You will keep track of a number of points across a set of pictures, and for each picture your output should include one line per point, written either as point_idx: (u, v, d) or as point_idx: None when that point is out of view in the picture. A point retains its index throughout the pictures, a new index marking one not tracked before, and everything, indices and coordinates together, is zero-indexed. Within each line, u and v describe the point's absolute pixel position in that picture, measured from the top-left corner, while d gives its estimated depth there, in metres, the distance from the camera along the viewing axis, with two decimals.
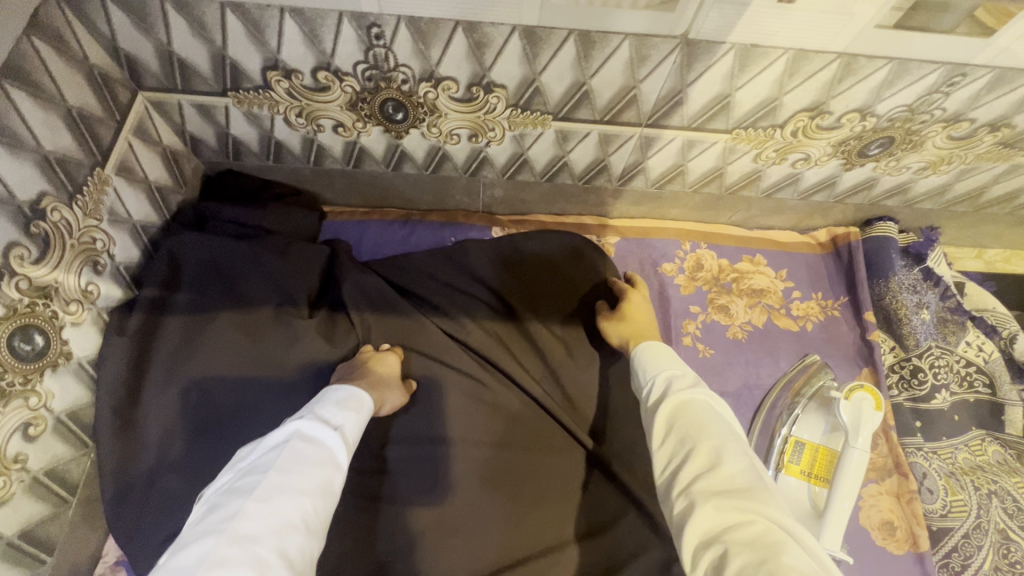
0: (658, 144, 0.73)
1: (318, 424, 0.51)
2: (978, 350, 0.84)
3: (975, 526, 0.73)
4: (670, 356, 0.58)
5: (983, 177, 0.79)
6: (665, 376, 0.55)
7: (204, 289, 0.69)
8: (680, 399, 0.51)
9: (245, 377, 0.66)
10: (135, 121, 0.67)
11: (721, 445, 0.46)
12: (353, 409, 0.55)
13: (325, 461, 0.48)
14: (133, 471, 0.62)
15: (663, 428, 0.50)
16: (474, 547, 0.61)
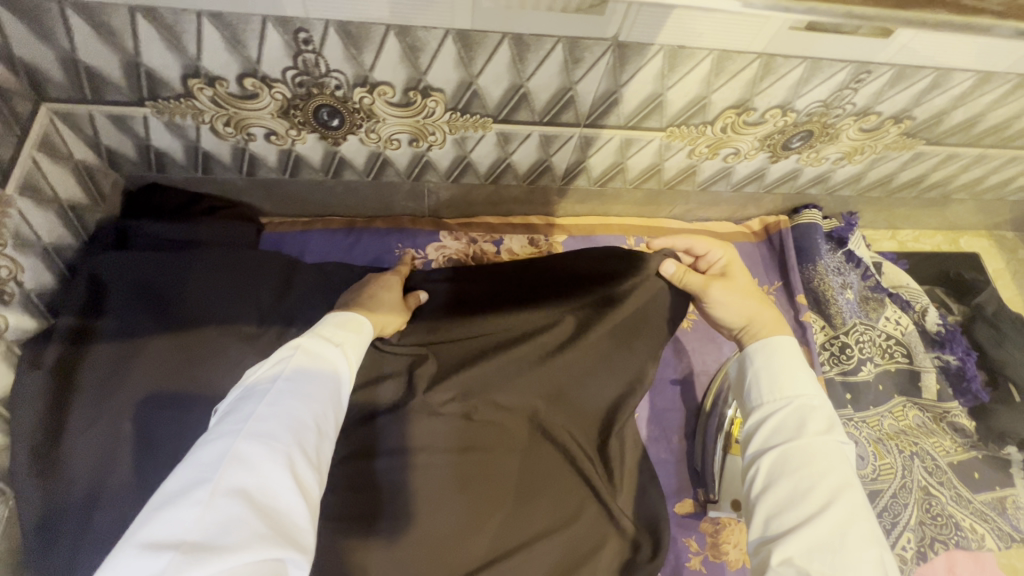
0: (597, 143, 0.75)
1: (325, 340, 0.53)
2: (897, 323, 0.91)
3: (901, 485, 0.80)
4: (801, 381, 0.56)
5: (892, 165, 0.86)
6: (796, 406, 0.55)
7: (130, 312, 0.65)
8: (811, 444, 0.51)
9: (185, 402, 0.62)
10: (39, 135, 0.61)
11: (852, 520, 0.47)
12: (356, 329, 0.58)
13: (334, 374, 0.51)
14: (58, 515, 0.57)
15: (780, 472, 0.51)
16: (449, 555, 0.60)
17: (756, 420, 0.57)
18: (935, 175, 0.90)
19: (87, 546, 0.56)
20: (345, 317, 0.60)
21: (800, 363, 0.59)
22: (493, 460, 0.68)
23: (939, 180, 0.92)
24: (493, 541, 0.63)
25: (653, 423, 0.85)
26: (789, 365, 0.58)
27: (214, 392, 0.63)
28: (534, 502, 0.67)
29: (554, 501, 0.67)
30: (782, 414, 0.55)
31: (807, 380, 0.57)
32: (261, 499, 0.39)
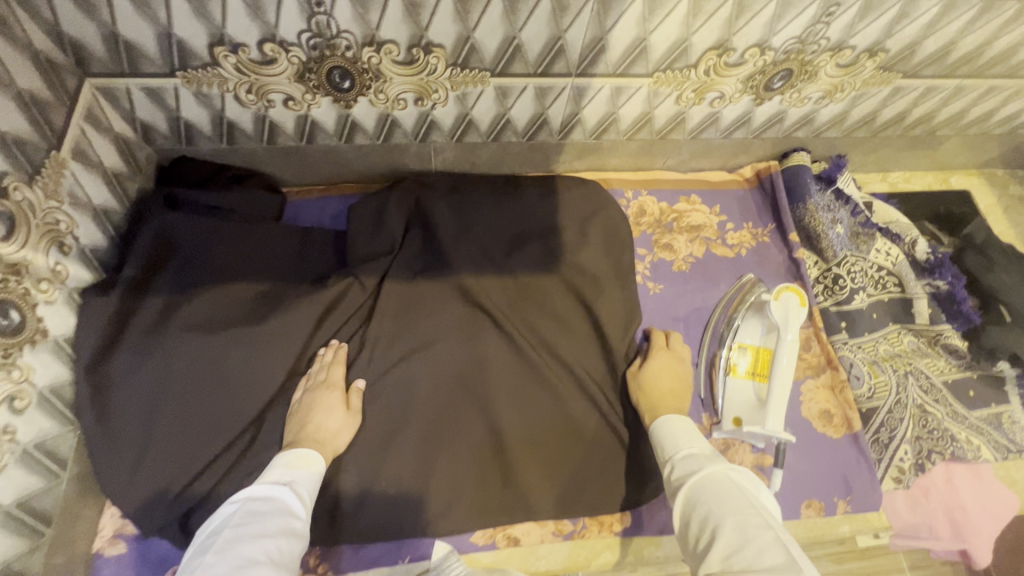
0: (589, 93, 0.80)
1: (275, 485, 0.62)
2: (887, 254, 0.95)
3: (896, 401, 0.85)
4: (684, 433, 0.67)
5: (875, 101, 0.90)
6: (683, 459, 0.64)
7: (184, 271, 0.75)
8: (702, 478, 0.59)
9: (231, 342, 0.72)
10: (84, 107, 0.68)
11: (744, 520, 0.52)
12: (302, 465, 0.65)
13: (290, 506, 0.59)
14: (125, 440, 0.67)
15: (685, 515, 0.57)
16: (471, 471, 0.77)
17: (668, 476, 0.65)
18: (917, 110, 0.94)
19: (160, 461, 0.68)
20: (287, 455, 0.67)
21: (688, 425, 0.69)
22: (501, 404, 0.79)
23: (922, 116, 0.96)
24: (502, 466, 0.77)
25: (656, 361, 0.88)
26: (680, 423, 0.69)
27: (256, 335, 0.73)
28: (539, 434, 0.79)
29: (554, 429, 0.80)
30: (681, 466, 0.63)
31: (697, 434, 0.67)
32: None
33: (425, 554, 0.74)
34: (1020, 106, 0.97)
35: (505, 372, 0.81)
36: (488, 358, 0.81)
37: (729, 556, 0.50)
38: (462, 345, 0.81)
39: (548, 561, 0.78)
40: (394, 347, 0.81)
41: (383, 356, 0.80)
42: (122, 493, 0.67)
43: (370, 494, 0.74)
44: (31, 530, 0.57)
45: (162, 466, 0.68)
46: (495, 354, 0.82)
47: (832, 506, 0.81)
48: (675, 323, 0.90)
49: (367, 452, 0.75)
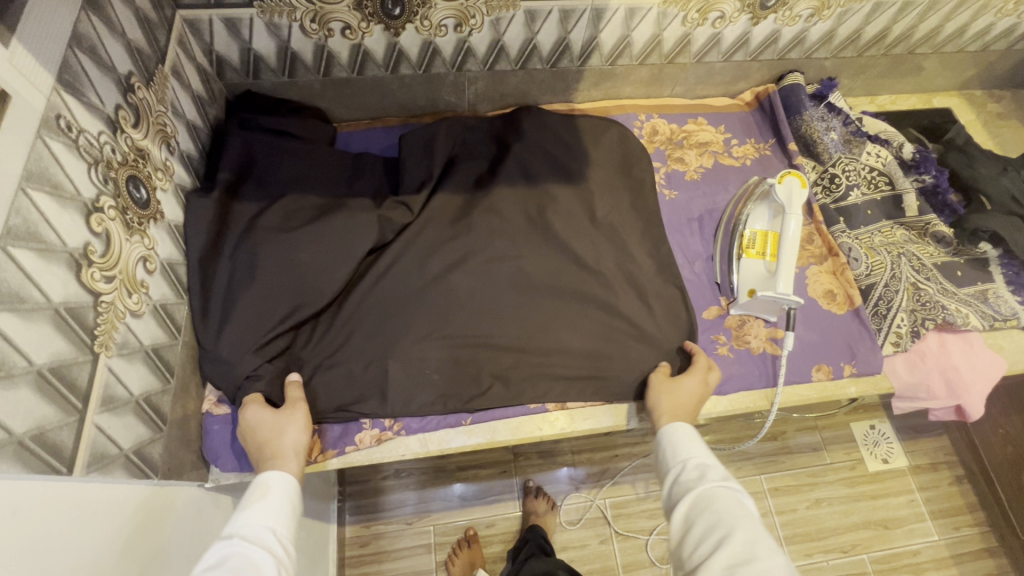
0: (607, 15, 0.91)
1: (241, 530, 0.57)
2: (878, 156, 1.05)
3: (891, 276, 0.96)
4: (697, 443, 0.70)
5: (858, 18, 1.01)
6: (692, 466, 0.67)
7: (265, 181, 0.85)
8: (705, 493, 0.62)
9: (299, 235, 0.79)
10: (178, 34, 0.79)
11: (755, 539, 0.57)
12: (269, 496, 0.62)
13: (256, 547, 0.55)
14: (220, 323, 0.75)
15: (690, 518, 0.61)
16: (522, 351, 0.84)
17: (670, 476, 0.68)
18: (897, 27, 1.05)
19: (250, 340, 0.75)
20: (253, 489, 0.63)
21: (697, 437, 0.71)
22: (539, 299, 0.87)
23: (901, 33, 1.07)
24: (544, 348, 0.85)
25: (678, 255, 0.98)
26: (680, 434, 0.71)
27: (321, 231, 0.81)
28: (579, 321, 0.86)
29: (592, 309, 0.88)
30: (688, 473, 0.66)
31: (696, 443, 0.70)
32: None
33: (484, 418, 0.84)
34: (989, 21, 1.08)
35: (542, 266, 0.88)
36: (525, 257, 0.88)
37: (734, 567, 0.54)
38: (504, 245, 0.88)
39: (592, 422, 0.86)
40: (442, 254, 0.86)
41: (430, 259, 0.86)
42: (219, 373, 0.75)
43: (421, 374, 0.80)
44: (161, 376, 0.68)
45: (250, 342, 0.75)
46: (532, 253, 0.89)
47: (839, 369, 0.91)
48: (691, 223, 1.01)
49: (412, 342, 0.81)
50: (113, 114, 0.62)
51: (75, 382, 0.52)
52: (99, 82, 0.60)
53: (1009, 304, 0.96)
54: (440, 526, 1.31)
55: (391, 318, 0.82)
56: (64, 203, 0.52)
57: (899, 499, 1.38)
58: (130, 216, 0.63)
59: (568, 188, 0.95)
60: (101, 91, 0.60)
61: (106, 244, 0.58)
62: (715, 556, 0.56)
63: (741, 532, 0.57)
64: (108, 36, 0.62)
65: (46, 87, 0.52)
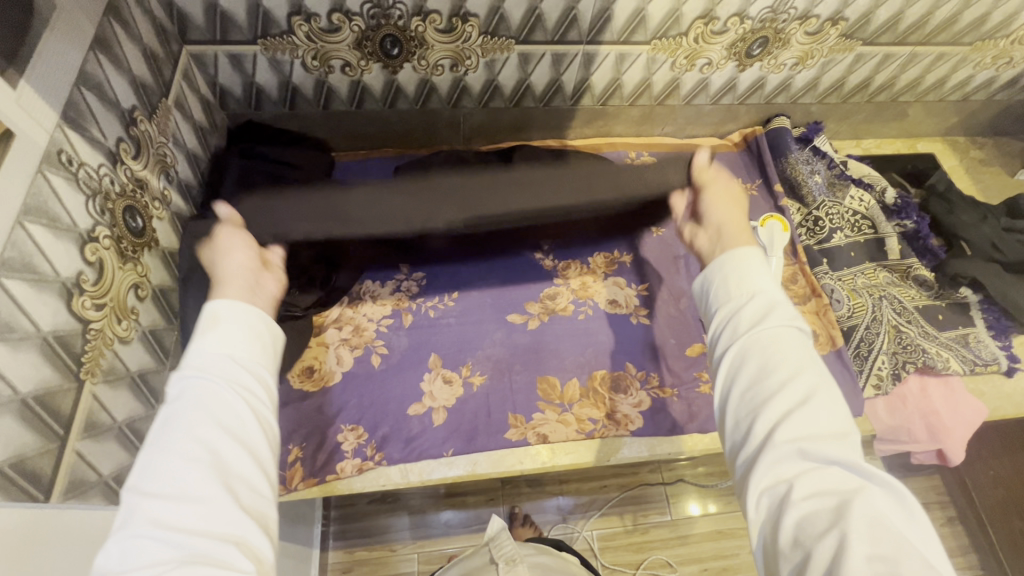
0: (598, 59, 0.95)
1: (188, 372, 0.46)
2: (861, 200, 1.08)
3: (872, 318, 0.97)
4: (750, 261, 0.56)
5: (841, 68, 1.05)
6: (749, 295, 0.54)
7: None
8: (764, 334, 0.51)
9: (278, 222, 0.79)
10: (183, 68, 0.82)
11: (814, 391, 0.47)
12: (214, 331, 0.48)
13: (215, 387, 0.44)
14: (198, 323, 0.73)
15: (735, 342, 0.52)
16: None
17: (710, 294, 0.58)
18: (879, 77, 1.09)
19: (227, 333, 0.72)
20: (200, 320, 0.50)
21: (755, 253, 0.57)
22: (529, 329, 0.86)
23: (884, 82, 1.11)
24: None
25: (664, 291, 1.00)
26: (744, 260, 0.56)
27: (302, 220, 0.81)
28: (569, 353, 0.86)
29: None
30: (739, 295, 0.54)
31: (754, 263, 0.56)
32: (229, 508, 0.40)
33: (465, 450, 0.84)
34: (968, 73, 1.12)
35: None
36: None
37: (792, 416, 0.45)
38: None
39: (574, 456, 0.85)
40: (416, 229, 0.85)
41: None
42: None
43: None
44: (147, 402, 0.68)
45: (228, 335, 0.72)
46: None
47: None
48: (678, 260, 1.03)
49: None
50: (114, 147, 0.64)
51: (58, 408, 0.53)
52: (103, 117, 0.62)
53: (990, 349, 0.97)
54: (424, 553, 1.30)
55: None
56: (60, 234, 0.54)
57: None
58: (125, 244, 0.65)
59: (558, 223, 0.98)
60: (104, 125, 0.62)
61: (99, 272, 0.60)
62: (770, 402, 0.46)
63: (802, 376, 0.47)
64: (115, 74, 0.65)
65: (51, 124, 0.54)
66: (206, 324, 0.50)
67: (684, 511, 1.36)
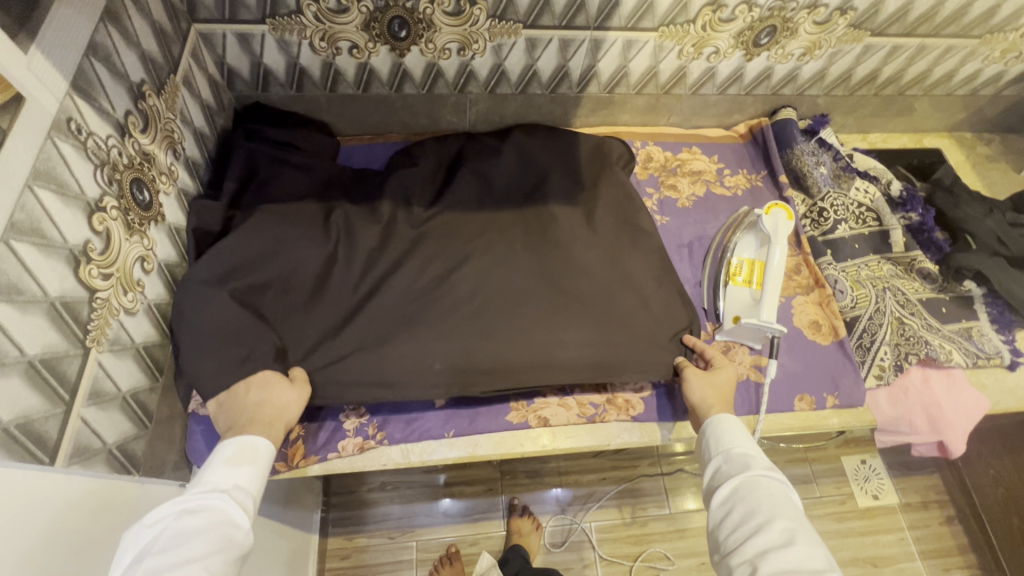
0: (605, 46, 0.95)
1: (217, 490, 0.58)
2: (866, 192, 1.08)
3: (875, 309, 0.97)
4: (743, 434, 0.70)
5: (848, 59, 1.05)
6: (736, 454, 0.68)
7: (264, 190, 0.87)
8: (750, 482, 0.64)
9: (302, 246, 0.81)
10: (191, 46, 0.83)
11: (794, 528, 0.58)
12: (249, 464, 0.61)
13: (223, 518, 0.56)
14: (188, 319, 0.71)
15: (727, 493, 0.64)
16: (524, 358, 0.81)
17: (710, 460, 0.71)
18: (887, 69, 1.09)
19: (222, 348, 0.70)
20: (238, 446, 0.63)
21: (745, 429, 0.72)
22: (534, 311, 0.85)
23: (892, 75, 1.11)
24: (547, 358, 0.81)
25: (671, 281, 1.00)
26: (730, 425, 0.72)
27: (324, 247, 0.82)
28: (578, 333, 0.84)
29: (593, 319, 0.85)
30: (729, 459, 0.68)
31: (745, 436, 0.70)
32: None
33: (466, 432, 0.85)
34: (976, 67, 1.12)
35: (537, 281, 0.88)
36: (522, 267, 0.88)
37: (769, 553, 0.56)
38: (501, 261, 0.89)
39: (574, 440, 0.87)
40: (439, 258, 0.87)
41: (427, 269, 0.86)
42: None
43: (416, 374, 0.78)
44: (150, 373, 0.69)
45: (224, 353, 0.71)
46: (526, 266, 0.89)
47: (822, 400, 0.92)
48: (681, 248, 1.03)
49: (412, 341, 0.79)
50: (122, 119, 0.64)
51: (64, 374, 0.54)
52: (112, 88, 0.63)
53: (992, 342, 0.97)
54: (423, 541, 1.30)
55: (387, 318, 0.80)
56: (69, 201, 0.55)
57: (888, 537, 1.37)
58: (131, 216, 0.66)
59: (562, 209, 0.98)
60: (113, 97, 0.63)
61: (106, 243, 0.60)
62: (755, 547, 0.58)
63: (783, 520, 0.59)
64: (124, 46, 0.65)
65: (61, 92, 0.54)
66: (240, 450, 0.62)
67: (681, 505, 1.37)
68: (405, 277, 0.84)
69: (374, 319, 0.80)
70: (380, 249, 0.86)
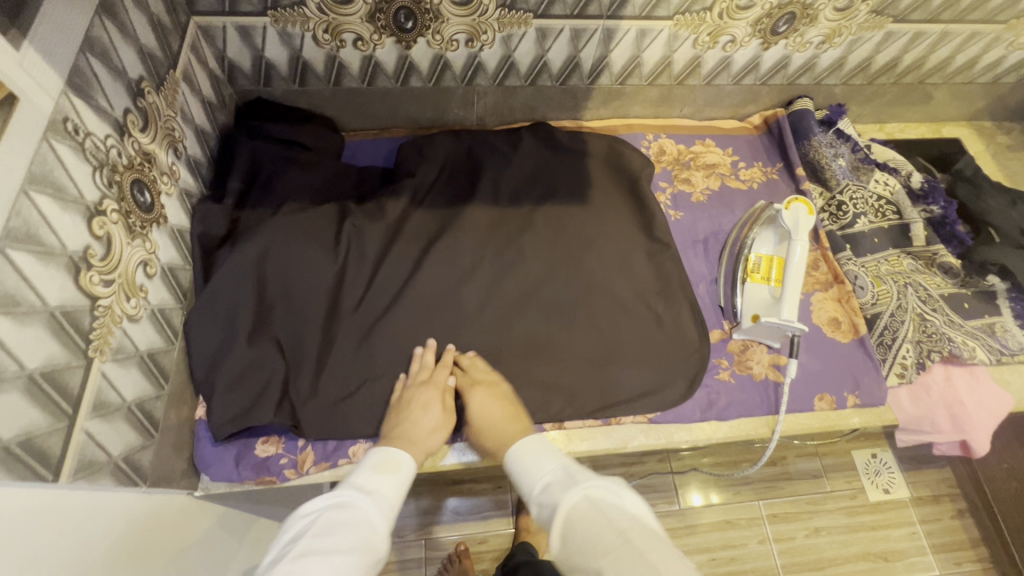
0: (617, 35, 0.92)
1: (363, 491, 0.59)
2: (886, 184, 1.05)
3: (897, 306, 0.94)
4: (545, 457, 0.61)
5: (869, 47, 1.01)
6: (547, 485, 0.57)
7: (270, 189, 0.85)
8: (570, 511, 0.52)
9: (309, 258, 0.79)
10: (191, 40, 0.80)
11: (619, 562, 0.46)
12: (391, 473, 0.62)
13: (364, 518, 0.55)
14: (204, 338, 0.74)
15: (558, 530, 0.52)
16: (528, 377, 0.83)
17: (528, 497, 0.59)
18: (907, 57, 1.05)
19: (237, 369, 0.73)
20: (382, 458, 0.64)
21: (557, 451, 0.62)
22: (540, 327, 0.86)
23: (912, 63, 1.07)
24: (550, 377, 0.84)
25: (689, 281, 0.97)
26: (531, 450, 0.62)
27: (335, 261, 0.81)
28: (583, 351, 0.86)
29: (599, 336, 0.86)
30: (541, 497, 0.57)
31: (550, 458, 0.60)
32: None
33: None
34: (1000, 53, 1.08)
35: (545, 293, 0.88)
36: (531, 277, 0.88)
37: None
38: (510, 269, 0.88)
39: (589, 444, 0.85)
40: (450, 270, 0.86)
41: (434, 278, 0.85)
42: (213, 375, 0.74)
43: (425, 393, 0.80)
44: (156, 382, 0.67)
45: (243, 381, 0.73)
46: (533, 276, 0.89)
47: (842, 399, 0.90)
48: (696, 244, 1.00)
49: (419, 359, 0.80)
50: (121, 118, 0.62)
51: (66, 387, 0.51)
52: (109, 86, 0.60)
53: (1016, 338, 0.94)
54: (432, 540, 1.29)
55: (397, 337, 0.81)
56: (67, 206, 0.52)
57: (900, 531, 1.35)
58: (133, 219, 0.63)
59: (574, 205, 0.95)
60: (111, 95, 0.60)
61: (107, 248, 0.58)
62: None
63: (609, 555, 0.47)
64: (121, 41, 0.62)
65: (56, 90, 0.52)
66: (386, 462, 0.64)
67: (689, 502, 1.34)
68: (417, 290, 0.83)
69: (383, 341, 0.80)
70: (387, 250, 0.85)
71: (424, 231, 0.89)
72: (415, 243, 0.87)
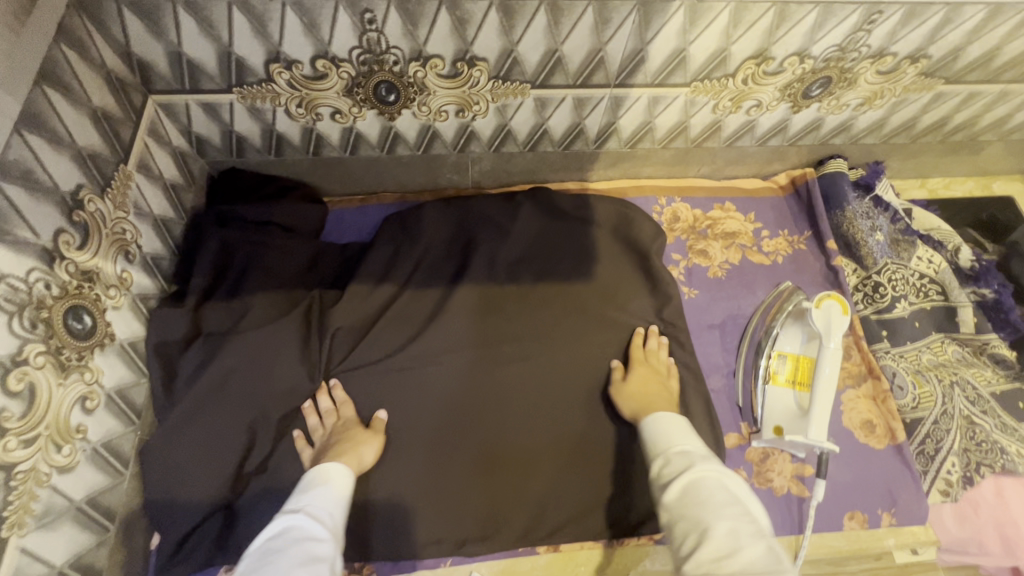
0: (627, 103, 0.81)
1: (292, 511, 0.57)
2: (930, 262, 0.93)
3: (942, 412, 0.83)
4: (679, 430, 0.63)
5: (914, 108, 0.89)
6: (678, 453, 0.59)
7: (239, 284, 0.77)
8: (696, 478, 0.54)
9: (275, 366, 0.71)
10: (148, 122, 0.72)
11: (738, 527, 0.48)
12: (321, 485, 0.62)
13: (297, 529, 0.54)
14: (161, 462, 0.67)
15: (676, 493, 0.54)
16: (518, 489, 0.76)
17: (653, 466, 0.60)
18: (958, 116, 0.93)
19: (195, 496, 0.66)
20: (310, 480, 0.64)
21: (685, 426, 0.65)
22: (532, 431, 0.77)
23: (963, 122, 0.95)
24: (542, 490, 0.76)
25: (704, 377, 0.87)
26: (673, 424, 0.64)
27: (305, 366, 0.73)
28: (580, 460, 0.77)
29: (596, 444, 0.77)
30: (672, 460, 0.58)
31: (686, 433, 0.63)
32: None
33: (466, 561, 0.75)
34: None
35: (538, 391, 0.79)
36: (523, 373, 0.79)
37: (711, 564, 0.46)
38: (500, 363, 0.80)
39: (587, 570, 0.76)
40: (434, 369, 0.77)
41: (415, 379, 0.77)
42: (169, 505, 0.67)
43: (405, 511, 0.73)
44: (97, 527, 0.61)
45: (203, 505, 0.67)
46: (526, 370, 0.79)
47: (876, 518, 0.79)
48: (712, 330, 0.90)
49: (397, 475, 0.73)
50: (49, 243, 0.54)
51: None
52: (32, 210, 0.52)
53: None
54: None
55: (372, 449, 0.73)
56: None
57: None
58: (66, 354, 0.56)
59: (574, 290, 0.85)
60: (35, 221, 0.53)
61: (29, 402, 0.51)
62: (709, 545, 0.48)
63: (722, 520, 0.49)
64: (49, 153, 0.55)
65: None
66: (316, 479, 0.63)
67: None
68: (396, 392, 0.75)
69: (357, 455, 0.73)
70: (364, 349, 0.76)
71: (407, 323, 0.80)
72: (396, 337, 0.78)
